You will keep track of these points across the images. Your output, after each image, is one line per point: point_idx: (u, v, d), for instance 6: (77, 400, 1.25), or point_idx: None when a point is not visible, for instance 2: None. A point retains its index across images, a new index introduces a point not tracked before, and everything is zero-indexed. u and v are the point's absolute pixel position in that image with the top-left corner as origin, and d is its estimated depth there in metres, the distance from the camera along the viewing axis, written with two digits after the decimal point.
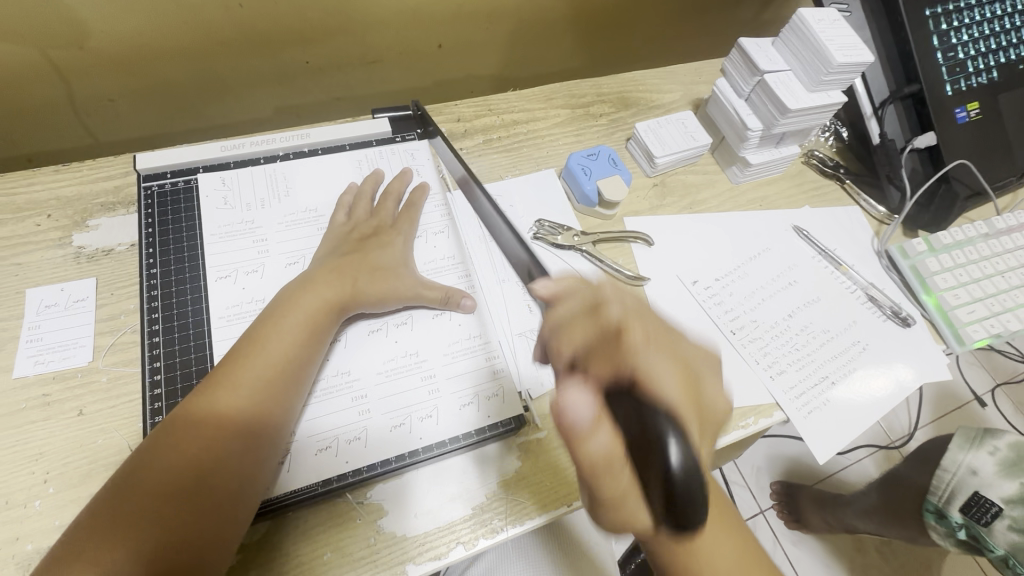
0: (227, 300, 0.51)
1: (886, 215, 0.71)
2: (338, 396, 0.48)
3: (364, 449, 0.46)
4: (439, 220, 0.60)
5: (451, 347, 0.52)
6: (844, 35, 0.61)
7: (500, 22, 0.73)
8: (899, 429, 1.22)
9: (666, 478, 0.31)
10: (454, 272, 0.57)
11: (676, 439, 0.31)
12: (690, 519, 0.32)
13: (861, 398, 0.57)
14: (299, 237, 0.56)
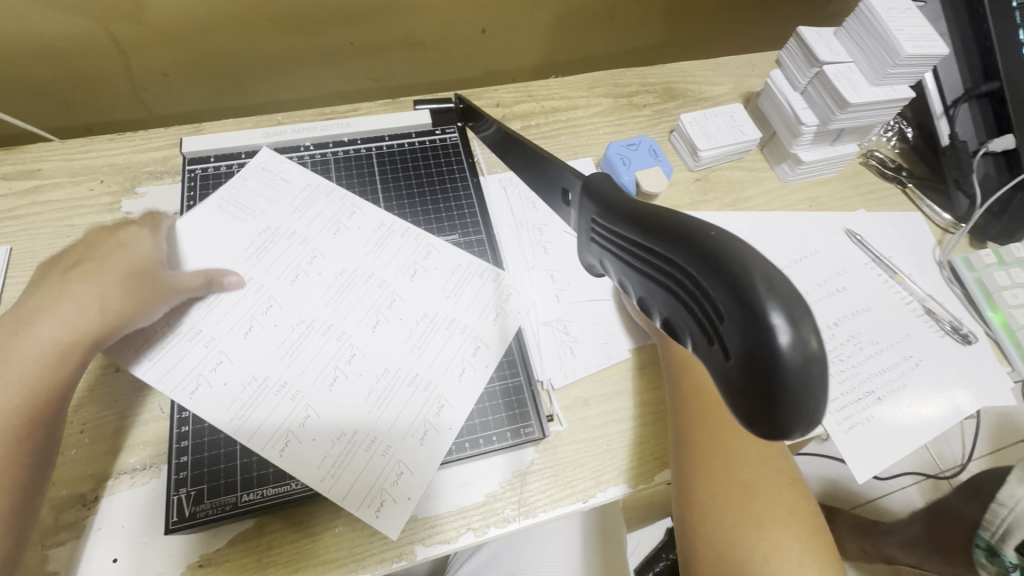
0: (222, 379, 0.43)
1: (952, 223, 0.65)
2: (400, 394, 0.45)
3: (455, 411, 0.45)
4: (342, 204, 0.53)
5: (447, 285, 0.51)
6: (916, 25, 0.56)
7: (546, 8, 0.71)
8: (951, 458, 1.13)
9: (760, 354, 0.18)
10: (398, 246, 0.52)
11: (785, 309, 0.18)
12: (789, 421, 0.19)
13: (912, 419, 0.53)
14: (256, 274, 0.48)
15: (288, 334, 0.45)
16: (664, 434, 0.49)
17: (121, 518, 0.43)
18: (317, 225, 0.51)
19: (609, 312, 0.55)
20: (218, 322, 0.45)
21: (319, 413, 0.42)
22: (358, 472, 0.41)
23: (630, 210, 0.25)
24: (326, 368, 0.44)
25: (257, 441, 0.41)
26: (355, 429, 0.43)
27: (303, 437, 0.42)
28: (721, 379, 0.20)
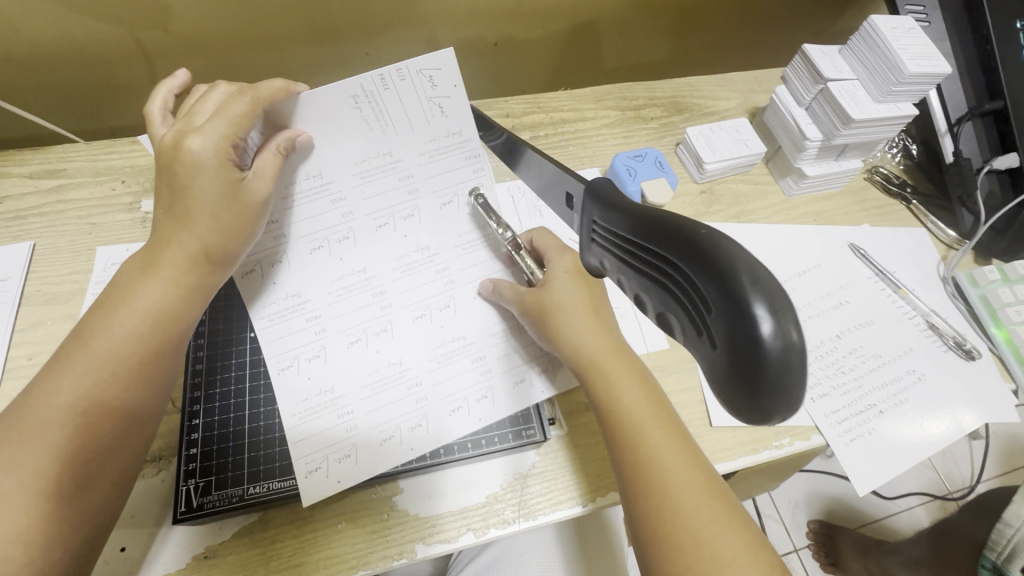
0: (273, 278, 0.44)
1: (956, 239, 0.66)
2: (394, 386, 0.46)
3: (427, 434, 0.45)
4: (471, 178, 0.47)
5: (497, 329, 0.49)
6: (919, 45, 0.57)
7: (558, 22, 0.73)
8: (960, 479, 1.12)
9: (744, 343, 0.19)
10: (491, 247, 0.50)
11: (767, 301, 0.19)
12: (772, 406, 0.20)
13: (913, 433, 0.53)
14: (339, 177, 0.43)
15: (346, 274, 0.46)
16: None
17: (130, 508, 0.44)
18: (434, 187, 0.47)
19: None
20: (302, 223, 0.44)
21: (324, 362, 0.45)
22: (322, 435, 0.44)
23: (625, 209, 0.26)
24: (358, 326, 0.46)
25: (272, 350, 0.44)
26: (343, 394, 0.45)
27: (304, 370, 0.44)
28: (710, 368, 0.22)
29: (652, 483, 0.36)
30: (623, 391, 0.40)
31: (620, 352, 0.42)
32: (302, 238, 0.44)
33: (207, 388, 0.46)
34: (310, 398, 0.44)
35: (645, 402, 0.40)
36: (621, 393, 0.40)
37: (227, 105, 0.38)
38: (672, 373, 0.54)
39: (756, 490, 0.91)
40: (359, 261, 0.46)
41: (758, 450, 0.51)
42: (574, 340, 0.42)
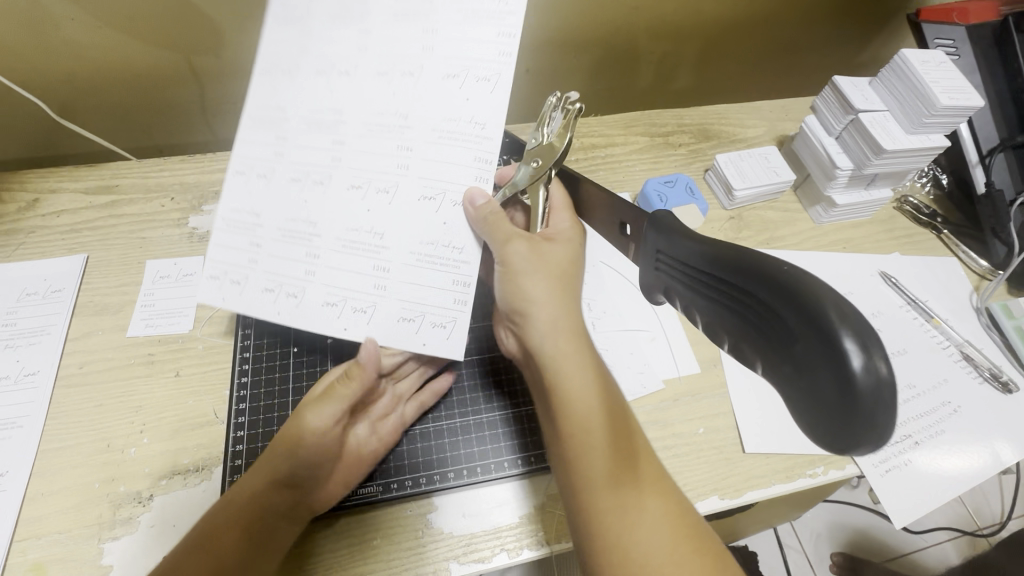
0: (265, 80, 0.42)
1: (988, 270, 0.65)
2: (296, 244, 0.42)
3: (294, 310, 0.42)
4: (491, 63, 0.43)
5: (421, 248, 0.43)
6: (951, 78, 0.58)
7: (589, 51, 0.76)
8: (990, 514, 1.08)
9: (834, 376, 0.20)
10: (471, 149, 0.43)
11: (857, 335, 0.20)
12: (862, 438, 0.20)
13: (949, 466, 0.52)
14: (377, 11, 0.43)
15: (325, 103, 0.42)
16: (695, 466, 0.50)
17: (172, 517, 0.45)
18: (454, 59, 0.43)
19: (642, 342, 0.56)
20: (324, 48, 0.43)
21: (260, 181, 0.42)
22: (223, 253, 0.42)
23: (696, 242, 0.27)
24: (308, 164, 0.42)
25: (241, 150, 0.42)
26: (259, 224, 0.42)
27: (251, 185, 0.42)
28: (794, 398, 0.22)
29: (577, 498, 0.36)
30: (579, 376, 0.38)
31: (578, 341, 0.40)
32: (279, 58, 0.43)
33: (250, 413, 0.49)
34: (243, 202, 0.42)
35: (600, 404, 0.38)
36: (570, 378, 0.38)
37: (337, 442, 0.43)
38: (704, 398, 0.54)
39: (780, 519, 0.89)
40: (341, 100, 0.43)
41: (792, 478, 0.50)
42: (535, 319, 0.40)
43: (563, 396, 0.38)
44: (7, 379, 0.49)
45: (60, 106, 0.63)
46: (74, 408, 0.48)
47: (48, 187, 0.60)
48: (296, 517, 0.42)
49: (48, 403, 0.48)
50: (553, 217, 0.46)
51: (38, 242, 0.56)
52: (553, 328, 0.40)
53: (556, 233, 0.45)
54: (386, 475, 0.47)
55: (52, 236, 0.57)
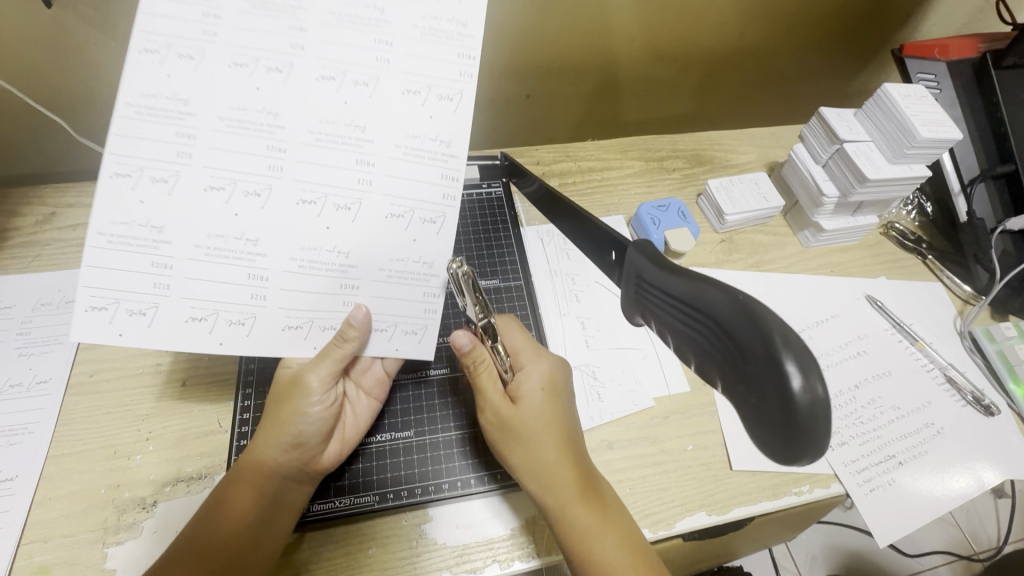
0: (169, 70, 0.38)
1: (972, 294, 0.67)
2: (234, 263, 0.41)
3: (245, 339, 0.43)
4: (452, 81, 0.41)
5: (391, 265, 0.45)
6: (930, 112, 0.61)
7: (586, 78, 0.79)
8: (985, 538, 1.09)
9: (776, 395, 0.22)
10: (434, 167, 0.43)
11: (796, 359, 0.22)
12: (802, 449, 0.22)
13: (931, 487, 0.54)
14: (312, 7, 0.39)
15: (250, 108, 0.39)
16: (684, 482, 0.51)
17: (174, 523, 0.46)
18: (411, 72, 0.41)
19: (635, 360, 0.58)
20: (234, 32, 0.38)
21: (167, 190, 0.39)
22: (124, 274, 0.40)
23: (671, 270, 0.29)
24: (230, 172, 0.40)
25: (119, 148, 0.38)
26: (169, 242, 0.40)
27: (139, 189, 0.39)
28: (746, 414, 0.24)
29: None
30: (582, 516, 0.42)
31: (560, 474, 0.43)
32: (172, 41, 0.37)
33: (253, 423, 0.50)
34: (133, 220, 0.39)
35: (608, 534, 0.41)
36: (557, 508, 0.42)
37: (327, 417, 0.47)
38: (693, 415, 0.55)
39: (774, 539, 0.90)
40: (273, 102, 0.39)
41: (777, 496, 0.52)
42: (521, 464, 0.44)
43: (573, 541, 0.41)
44: (19, 386, 0.50)
45: (80, 126, 0.66)
46: (83, 415, 0.50)
47: (65, 202, 0.62)
48: (304, 479, 0.45)
49: (59, 410, 0.50)
50: (527, 364, 0.47)
51: (54, 254, 0.59)
52: (549, 485, 0.43)
53: (526, 372, 0.46)
54: (383, 485, 0.48)
55: (68, 248, 0.59)
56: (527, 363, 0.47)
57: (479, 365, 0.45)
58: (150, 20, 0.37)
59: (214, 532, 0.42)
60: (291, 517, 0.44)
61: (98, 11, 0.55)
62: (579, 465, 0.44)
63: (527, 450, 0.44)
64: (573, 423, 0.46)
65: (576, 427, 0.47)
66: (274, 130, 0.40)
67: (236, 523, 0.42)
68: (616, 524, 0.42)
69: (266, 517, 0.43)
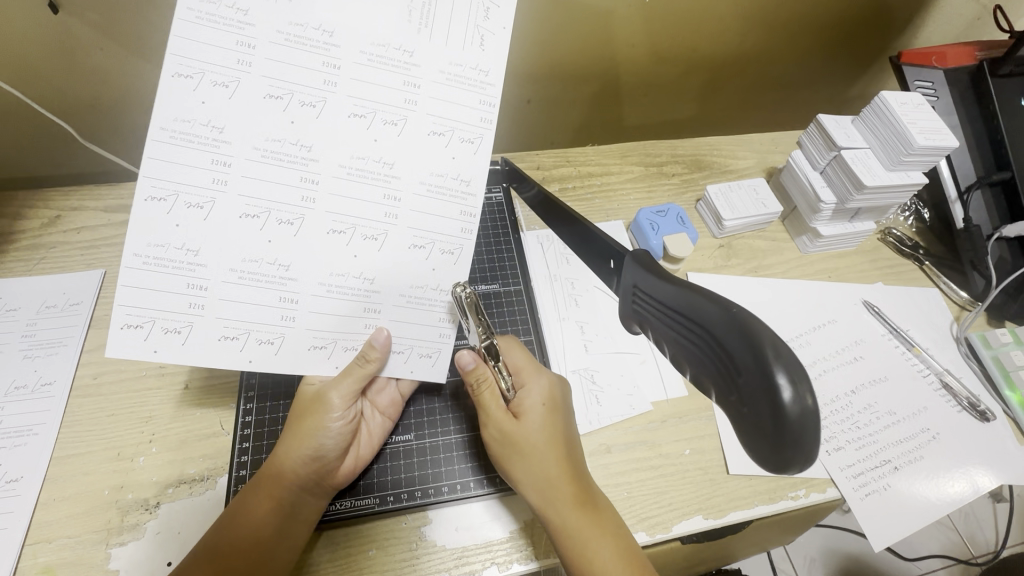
0: (204, 98, 0.39)
1: (968, 301, 0.68)
2: (266, 287, 0.43)
3: (273, 356, 0.45)
4: (473, 125, 0.44)
5: (411, 292, 0.47)
6: (927, 119, 0.61)
7: (587, 83, 0.79)
8: (983, 542, 1.09)
9: (766, 405, 0.22)
10: (456, 204, 0.45)
11: (787, 371, 0.22)
12: (791, 459, 0.23)
13: (926, 492, 0.54)
14: (347, 46, 0.41)
15: (284, 139, 0.41)
16: (681, 486, 0.52)
17: (177, 524, 0.47)
18: (436, 113, 0.43)
19: (633, 364, 0.59)
20: (268, 62, 0.39)
21: (203, 216, 0.40)
22: (160, 294, 0.41)
23: (667, 278, 0.29)
24: (264, 201, 0.41)
25: (156, 173, 0.39)
26: (204, 265, 0.41)
27: (176, 214, 0.40)
28: (739, 423, 0.24)
29: None
30: (583, 530, 0.42)
31: (563, 489, 0.44)
32: (209, 71, 0.39)
33: (256, 426, 0.50)
34: (168, 245, 0.40)
35: (609, 547, 0.42)
36: (562, 525, 0.42)
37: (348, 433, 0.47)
38: (691, 420, 0.56)
39: (771, 542, 0.91)
40: (306, 135, 0.41)
41: (774, 500, 0.52)
42: (524, 480, 0.44)
43: (574, 554, 0.42)
44: (24, 388, 0.51)
45: (85, 130, 0.66)
46: (87, 417, 0.50)
47: (70, 205, 0.63)
48: (321, 491, 0.46)
49: (63, 412, 0.50)
50: (528, 380, 0.47)
51: (58, 257, 0.59)
52: (551, 499, 0.43)
53: (528, 389, 0.47)
54: (383, 488, 0.49)
55: (72, 251, 0.60)
56: (529, 381, 0.47)
57: (481, 383, 0.46)
58: (188, 49, 0.38)
59: (230, 540, 0.42)
60: (305, 528, 0.45)
61: (104, 16, 0.56)
62: (579, 479, 0.45)
63: (528, 466, 0.44)
64: (574, 439, 0.47)
65: (577, 442, 0.47)
66: (308, 163, 0.41)
67: (253, 533, 0.43)
68: (617, 537, 0.43)
69: (284, 526, 0.44)
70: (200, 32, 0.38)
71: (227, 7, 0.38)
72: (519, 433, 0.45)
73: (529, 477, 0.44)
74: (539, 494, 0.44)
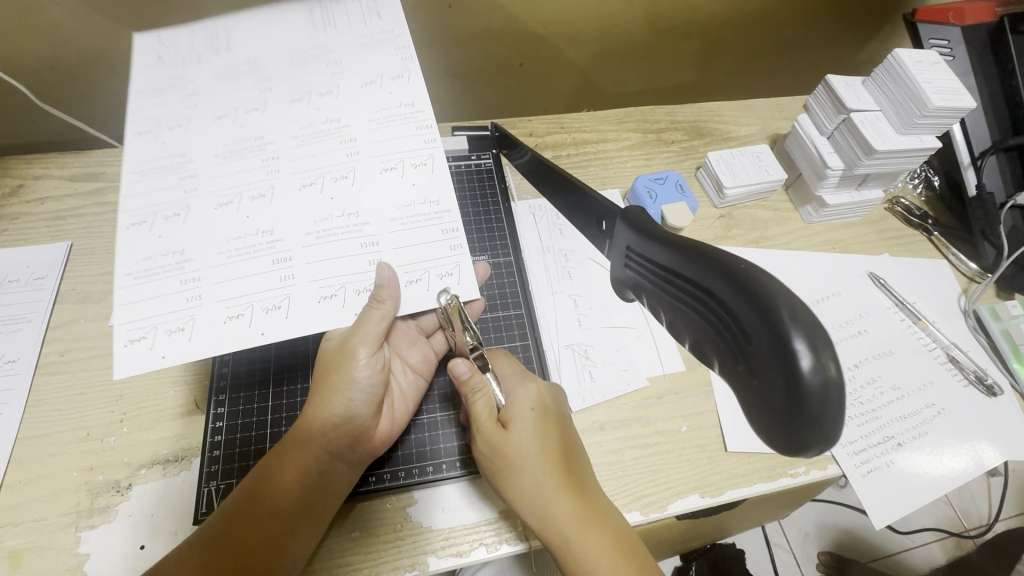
0: (164, 138, 0.41)
1: (977, 272, 0.65)
2: (257, 256, 0.40)
3: (284, 322, 0.39)
4: (398, 63, 0.45)
5: (402, 212, 0.42)
6: (943, 79, 0.57)
7: (583, 44, 0.75)
8: (976, 516, 1.09)
9: (782, 375, 0.20)
10: (409, 122, 0.43)
11: (808, 336, 0.19)
12: (808, 439, 0.20)
13: (929, 469, 0.52)
14: (267, 52, 0.44)
15: (240, 138, 0.42)
16: (677, 463, 0.50)
17: (152, 506, 0.45)
18: (361, 71, 0.44)
19: (628, 339, 0.56)
20: (211, 92, 0.43)
21: (182, 222, 0.40)
22: (155, 302, 0.38)
23: (664, 237, 0.26)
24: (232, 188, 0.41)
25: (130, 203, 0.40)
26: (191, 259, 0.39)
27: (156, 228, 0.39)
28: (748, 397, 0.22)
29: None
30: (586, 546, 0.39)
31: (558, 500, 0.40)
32: (159, 118, 0.42)
33: (230, 404, 0.48)
34: (153, 257, 0.39)
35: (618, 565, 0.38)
36: (564, 540, 0.39)
37: (374, 385, 0.44)
38: (688, 396, 0.54)
39: (766, 517, 0.90)
40: (252, 125, 0.42)
41: (773, 477, 0.50)
42: (517, 495, 0.41)
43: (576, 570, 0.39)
44: None
45: (45, 94, 0.62)
46: (54, 396, 0.48)
47: (33, 173, 0.59)
48: (353, 459, 0.44)
49: (28, 391, 0.48)
50: (516, 388, 0.44)
51: (21, 229, 0.56)
52: (546, 517, 0.40)
53: (513, 399, 0.43)
54: (367, 468, 0.47)
55: (35, 223, 0.56)
56: (514, 388, 0.44)
57: (476, 393, 0.43)
58: (139, 110, 0.42)
59: (252, 505, 0.40)
60: (336, 500, 0.43)
61: None
62: (582, 490, 0.41)
63: (518, 480, 0.41)
64: (571, 448, 0.43)
65: (573, 449, 0.44)
66: (266, 142, 0.42)
67: (278, 502, 0.40)
68: (627, 550, 0.39)
69: (312, 497, 0.42)
70: (146, 97, 0.42)
71: (166, 75, 0.43)
72: (506, 444, 0.41)
73: (522, 492, 0.41)
74: (532, 509, 0.41)
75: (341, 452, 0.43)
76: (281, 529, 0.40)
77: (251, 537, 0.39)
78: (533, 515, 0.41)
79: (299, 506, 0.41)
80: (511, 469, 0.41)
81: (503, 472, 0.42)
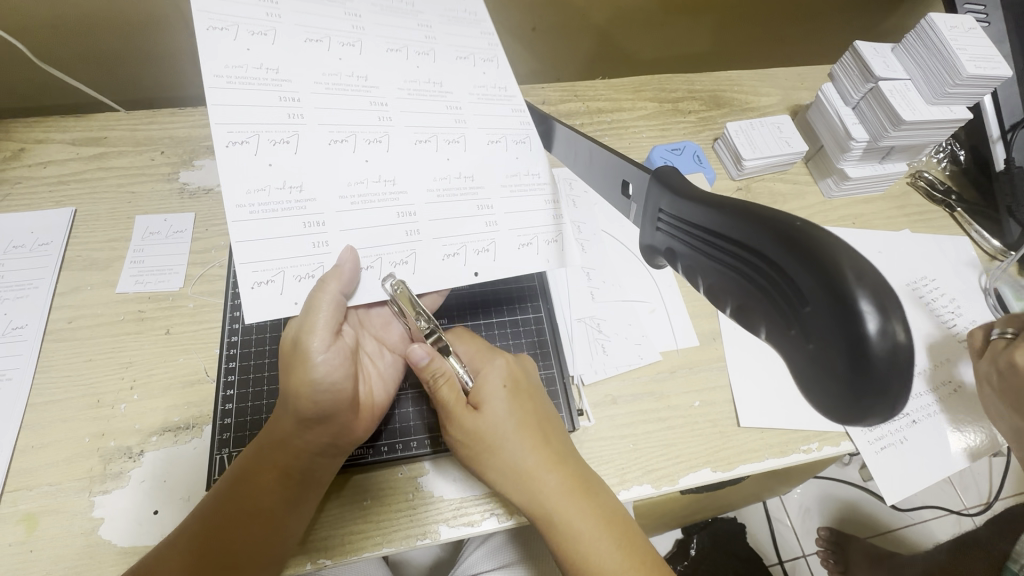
0: (248, 44, 0.37)
1: (1001, 250, 0.63)
2: (380, 207, 0.39)
3: (411, 277, 0.39)
4: (487, 47, 0.45)
5: (512, 180, 0.42)
6: (980, 46, 0.55)
7: (601, 8, 0.72)
8: (976, 495, 1.09)
9: (846, 339, 0.19)
10: (507, 101, 0.43)
11: (874, 297, 0.18)
12: (872, 408, 0.19)
13: (942, 446, 0.52)
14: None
15: (341, 72, 0.39)
16: (689, 438, 0.50)
17: (165, 473, 0.45)
18: (455, 43, 0.44)
19: (642, 314, 0.55)
20: (297, 14, 0.39)
21: (292, 151, 0.37)
22: (279, 243, 0.36)
23: (705, 201, 0.26)
24: (348, 126, 0.38)
25: (225, 120, 0.35)
26: (314, 200, 0.37)
27: (262, 153, 0.36)
28: (799, 363, 0.21)
29: None
30: (571, 515, 0.39)
31: (538, 476, 0.40)
32: (241, 21, 0.37)
33: (241, 372, 0.47)
34: (270, 189, 0.36)
35: (604, 537, 0.39)
36: (545, 514, 0.39)
37: (338, 380, 0.40)
38: (701, 371, 0.53)
39: (769, 493, 0.90)
40: (360, 67, 0.40)
41: (786, 453, 0.50)
42: (494, 476, 0.40)
43: (561, 544, 0.39)
44: None
45: (44, 53, 0.60)
46: (63, 362, 0.48)
47: (33, 137, 0.57)
48: (337, 453, 0.42)
49: (36, 357, 0.47)
50: (483, 366, 0.44)
51: (23, 194, 0.55)
52: (531, 493, 0.39)
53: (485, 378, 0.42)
54: (378, 438, 0.46)
55: (37, 188, 0.55)
56: (484, 366, 0.44)
57: (438, 379, 0.41)
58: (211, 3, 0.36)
59: (228, 509, 0.39)
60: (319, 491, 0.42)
61: None
62: (566, 462, 0.41)
63: (496, 460, 0.40)
64: (548, 421, 0.43)
65: (550, 422, 0.43)
66: (375, 89, 0.40)
67: (257, 501, 0.39)
68: (611, 519, 0.39)
69: (294, 490, 0.41)
70: None
71: None
72: (479, 427, 0.40)
73: (501, 471, 0.40)
74: (512, 487, 0.40)
75: (318, 451, 0.41)
76: (261, 526, 0.39)
77: (229, 533, 0.39)
78: (514, 492, 0.40)
79: (278, 503, 0.40)
80: (486, 452, 0.40)
81: (478, 454, 0.40)
